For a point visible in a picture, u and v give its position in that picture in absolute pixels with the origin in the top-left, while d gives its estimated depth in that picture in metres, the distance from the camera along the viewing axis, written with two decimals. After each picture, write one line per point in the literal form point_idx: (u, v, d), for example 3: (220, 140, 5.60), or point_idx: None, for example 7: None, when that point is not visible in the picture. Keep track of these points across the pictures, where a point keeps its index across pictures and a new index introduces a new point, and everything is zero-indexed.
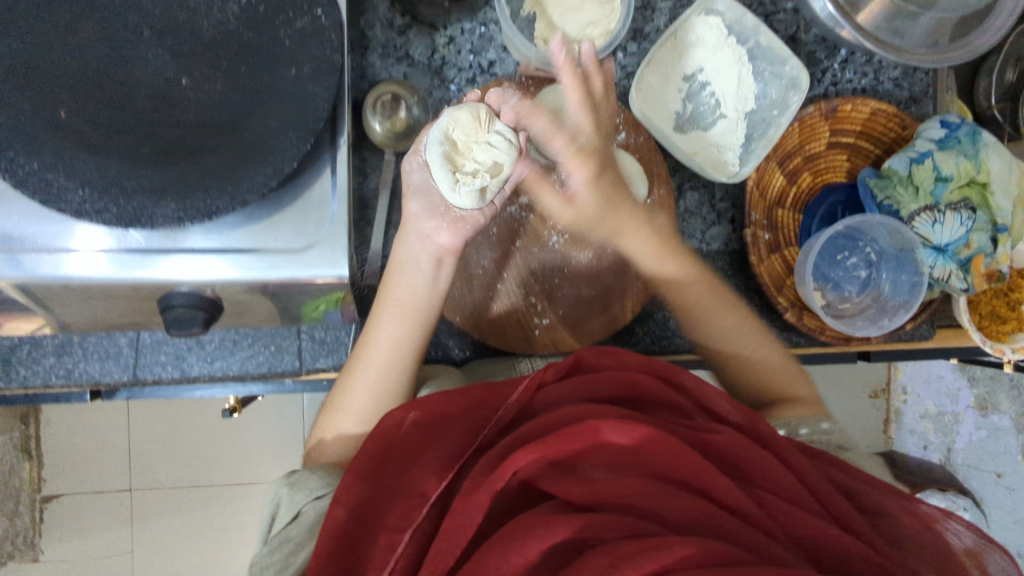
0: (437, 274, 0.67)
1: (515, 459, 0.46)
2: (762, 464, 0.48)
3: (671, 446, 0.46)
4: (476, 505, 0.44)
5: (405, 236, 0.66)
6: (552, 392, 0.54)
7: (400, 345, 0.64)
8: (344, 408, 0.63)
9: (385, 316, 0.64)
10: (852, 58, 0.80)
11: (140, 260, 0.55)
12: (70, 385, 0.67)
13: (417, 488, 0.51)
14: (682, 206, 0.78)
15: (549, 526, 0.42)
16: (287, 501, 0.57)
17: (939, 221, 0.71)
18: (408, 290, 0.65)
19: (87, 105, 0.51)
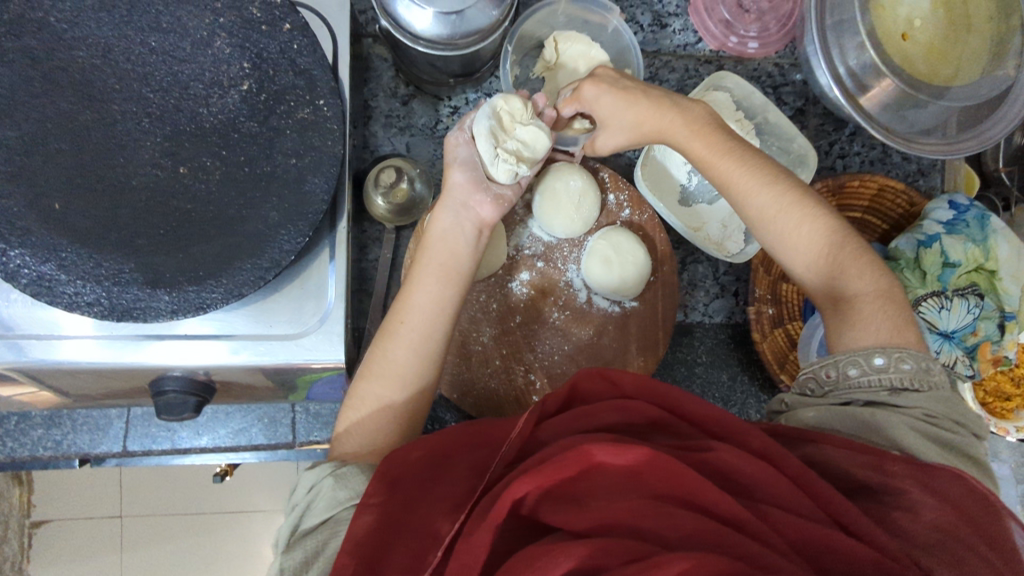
0: (478, 242, 0.60)
1: (511, 491, 0.41)
2: (770, 479, 0.42)
3: (667, 465, 0.41)
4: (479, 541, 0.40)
5: (446, 205, 0.60)
6: (554, 421, 0.48)
7: (443, 307, 0.56)
8: (382, 373, 0.55)
9: (425, 276, 0.57)
10: (860, 131, 0.80)
11: (132, 344, 0.54)
12: (58, 456, 0.65)
13: (432, 526, 0.45)
14: (686, 278, 0.77)
15: (548, 557, 0.38)
16: (327, 497, 0.49)
17: (946, 307, 0.68)
18: (448, 252, 0.58)
19: (80, 194, 0.50)
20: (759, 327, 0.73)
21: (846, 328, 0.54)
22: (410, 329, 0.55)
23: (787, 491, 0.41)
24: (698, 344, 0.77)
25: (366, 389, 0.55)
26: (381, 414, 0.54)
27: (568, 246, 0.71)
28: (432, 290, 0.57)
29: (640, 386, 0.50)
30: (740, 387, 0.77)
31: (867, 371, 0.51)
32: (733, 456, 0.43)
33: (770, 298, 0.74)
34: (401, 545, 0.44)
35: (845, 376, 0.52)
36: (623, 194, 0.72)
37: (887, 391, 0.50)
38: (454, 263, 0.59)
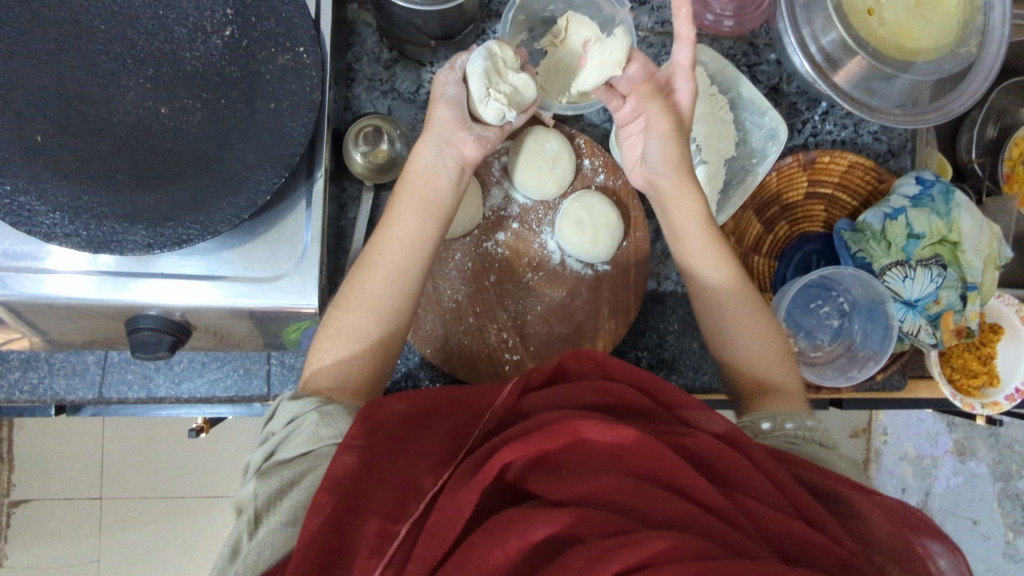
0: (460, 180, 0.62)
1: (501, 455, 0.43)
2: (744, 471, 0.45)
3: (652, 444, 0.43)
4: (463, 501, 0.42)
5: (429, 139, 0.60)
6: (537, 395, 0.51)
7: (421, 241, 0.59)
8: (358, 302, 0.58)
9: (404, 207, 0.60)
10: (832, 110, 0.82)
11: (112, 282, 0.55)
12: (33, 401, 0.66)
13: (412, 480, 0.46)
14: (659, 247, 0.79)
15: (531, 522, 0.40)
16: (309, 430, 0.50)
17: (910, 276, 0.72)
18: (426, 185, 0.61)
19: (62, 129, 0.51)
20: None
21: (779, 399, 0.62)
22: (388, 262, 0.58)
23: (761, 486, 0.44)
24: (670, 313, 0.78)
25: (341, 319, 0.58)
26: (360, 345, 0.58)
27: (543, 210, 0.72)
28: (411, 226, 0.59)
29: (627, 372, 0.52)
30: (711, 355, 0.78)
31: (802, 426, 0.59)
32: (713, 447, 0.46)
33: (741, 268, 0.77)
34: (381, 495, 0.45)
35: (782, 427, 0.59)
36: (598, 160, 0.73)
37: (817, 444, 0.57)
38: (435, 201, 0.61)
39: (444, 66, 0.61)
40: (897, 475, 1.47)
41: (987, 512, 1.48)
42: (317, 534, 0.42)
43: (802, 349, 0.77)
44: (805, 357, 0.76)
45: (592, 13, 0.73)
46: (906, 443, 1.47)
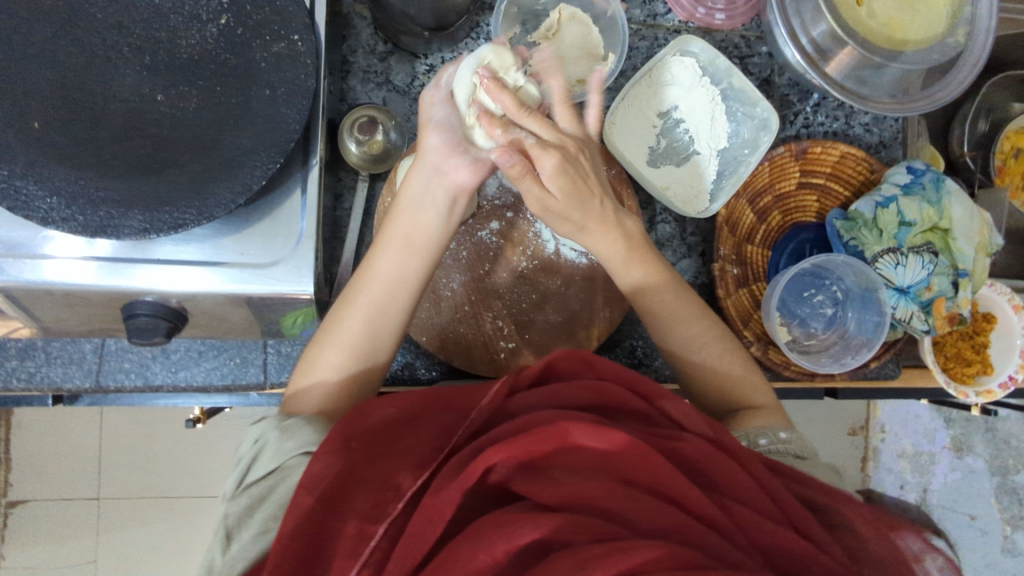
0: (451, 211, 0.62)
1: (485, 457, 0.43)
2: (735, 475, 0.45)
3: (647, 452, 0.43)
4: (448, 502, 0.42)
5: (420, 168, 0.60)
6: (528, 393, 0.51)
7: (403, 281, 0.59)
8: (337, 339, 0.58)
9: (390, 246, 0.59)
10: (823, 102, 0.82)
11: (109, 268, 0.56)
12: (30, 389, 0.66)
13: (393, 481, 0.46)
14: (653, 237, 0.79)
15: (515, 526, 0.39)
16: (274, 446, 0.52)
17: (902, 263, 0.73)
18: (419, 227, 0.60)
19: (59, 114, 0.52)
20: (723, 284, 0.76)
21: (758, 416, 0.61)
22: (369, 302, 0.58)
23: (753, 492, 0.45)
24: None
25: (321, 355, 0.57)
26: (340, 387, 0.57)
27: None
28: (396, 268, 0.59)
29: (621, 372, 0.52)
30: None
31: (776, 440, 0.58)
32: (706, 453, 0.46)
33: (735, 258, 0.77)
34: (362, 499, 0.45)
35: (758, 444, 0.58)
36: None
37: (793, 457, 0.57)
38: (421, 242, 0.60)
39: (430, 86, 0.64)
40: (895, 472, 1.50)
41: (985, 508, 1.49)
42: (293, 538, 0.42)
43: (795, 337, 0.78)
44: (798, 344, 0.77)
45: (584, 5, 0.74)
46: (903, 440, 1.50)
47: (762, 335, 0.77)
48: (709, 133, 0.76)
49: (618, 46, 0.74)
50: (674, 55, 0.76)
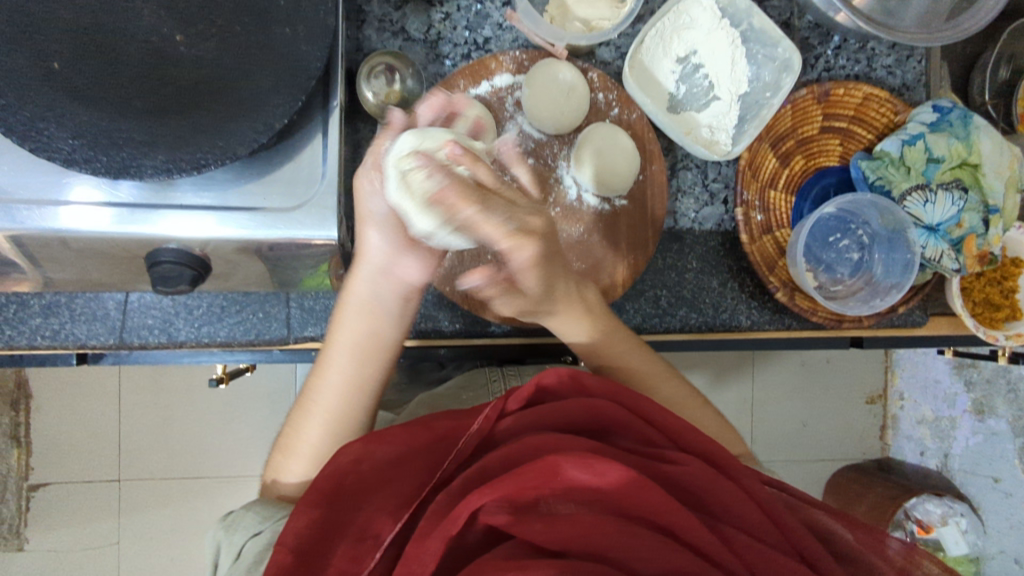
0: (403, 310, 0.66)
1: (469, 501, 0.46)
2: (719, 491, 0.51)
3: (638, 484, 0.48)
4: (429, 550, 0.45)
5: (365, 271, 0.64)
6: (514, 420, 0.56)
7: (358, 384, 0.64)
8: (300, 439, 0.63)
9: (342, 351, 0.65)
10: (845, 44, 0.81)
11: (129, 215, 0.55)
12: (55, 347, 0.66)
13: (371, 530, 0.51)
14: (675, 184, 0.78)
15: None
16: (228, 541, 0.58)
17: (931, 200, 0.72)
18: (368, 330, 0.65)
19: (76, 54, 0.51)
20: (747, 229, 0.75)
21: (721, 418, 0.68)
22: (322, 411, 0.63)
23: (735, 505, 0.51)
24: (688, 250, 0.78)
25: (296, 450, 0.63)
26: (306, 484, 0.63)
27: (558, 144, 0.72)
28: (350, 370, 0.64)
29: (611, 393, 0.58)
30: (730, 293, 0.78)
31: None
32: (691, 471, 0.52)
33: (759, 204, 0.76)
34: (342, 551, 0.50)
35: None
36: (612, 94, 0.73)
37: None
38: (373, 344, 0.65)
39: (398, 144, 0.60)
40: (915, 439, 1.54)
41: (1008, 468, 1.36)
42: None
43: (821, 283, 0.77)
44: (825, 290, 0.77)
45: None
46: (922, 406, 1.52)
47: (788, 281, 0.75)
48: (730, 78, 0.74)
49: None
50: None
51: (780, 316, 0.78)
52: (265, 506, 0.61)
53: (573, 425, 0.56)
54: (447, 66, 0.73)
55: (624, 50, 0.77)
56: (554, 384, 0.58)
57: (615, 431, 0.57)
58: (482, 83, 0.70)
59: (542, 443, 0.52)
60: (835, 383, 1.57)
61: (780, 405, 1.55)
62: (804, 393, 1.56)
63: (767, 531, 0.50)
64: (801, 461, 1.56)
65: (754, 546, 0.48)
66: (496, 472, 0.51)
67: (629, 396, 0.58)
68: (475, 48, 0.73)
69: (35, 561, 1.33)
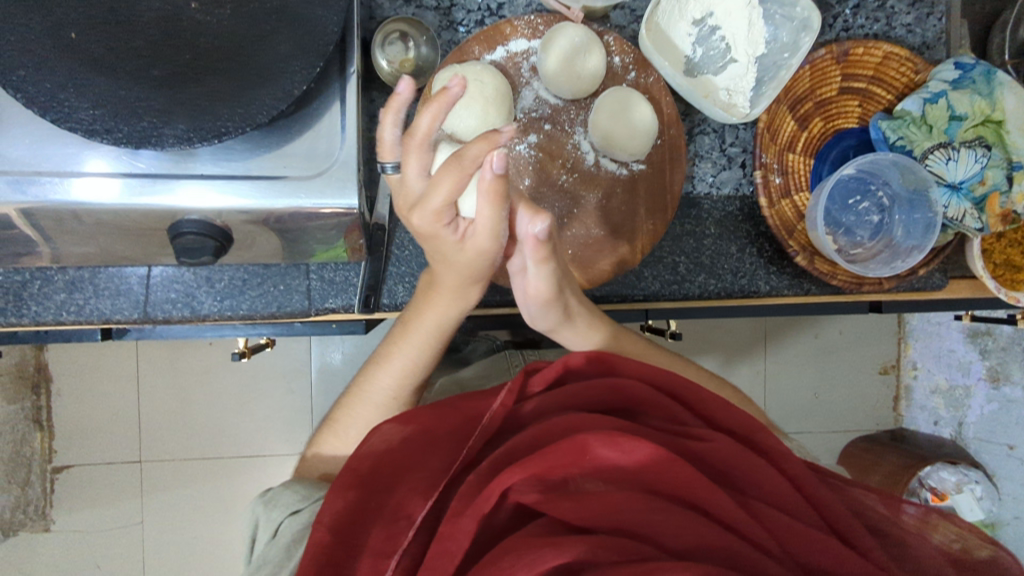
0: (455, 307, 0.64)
1: (502, 479, 0.47)
2: (749, 468, 0.51)
3: (667, 461, 0.47)
4: (463, 528, 0.45)
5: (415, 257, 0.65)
6: (538, 401, 0.56)
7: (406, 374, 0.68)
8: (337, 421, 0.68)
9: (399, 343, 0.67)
10: (864, 3, 0.79)
11: (149, 186, 0.55)
12: (81, 321, 0.67)
13: (404, 510, 0.50)
14: (693, 149, 0.78)
15: (543, 552, 0.42)
16: (267, 517, 0.62)
17: (953, 158, 0.72)
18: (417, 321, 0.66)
19: (94, 22, 0.50)
20: (766, 192, 0.74)
21: None
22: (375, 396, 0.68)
23: (765, 482, 0.51)
24: (706, 216, 0.77)
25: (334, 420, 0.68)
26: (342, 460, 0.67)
27: (575, 109, 0.71)
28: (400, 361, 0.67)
29: (636, 372, 0.58)
30: (749, 258, 0.77)
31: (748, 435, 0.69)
32: (719, 448, 0.52)
33: (777, 167, 0.75)
34: (376, 532, 0.50)
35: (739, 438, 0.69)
36: (628, 57, 0.72)
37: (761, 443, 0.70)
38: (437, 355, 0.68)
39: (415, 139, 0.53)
40: (929, 409, 1.53)
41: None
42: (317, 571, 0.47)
43: (841, 246, 0.76)
44: (845, 254, 0.76)
45: None
46: (936, 375, 1.51)
47: (807, 245, 0.75)
48: (747, 40, 0.73)
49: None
50: None
51: (801, 281, 0.78)
52: (303, 485, 0.65)
53: (600, 406, 0.56)
54: (461, 33, 0.73)
55: (639, 13, 0.76)
56: (579, 364, 0.59)
57: (642, 410, 0.57)
58: (497, 48, 0.69)
59: (569, 423, 0.52)
60: (848, 354, 1.57)
61: (793, 377, 1.55)
62: (818, 365, 1.56)
63: (797, 505, 0.50)
64: (815, 433, 1.56)
65: (786, 520, 0.47)
66: (525, 452, 0.51)
67: (655, 377, 0.58)
68: (488, 14, 0.73)
69: (62, 542, 1.34)
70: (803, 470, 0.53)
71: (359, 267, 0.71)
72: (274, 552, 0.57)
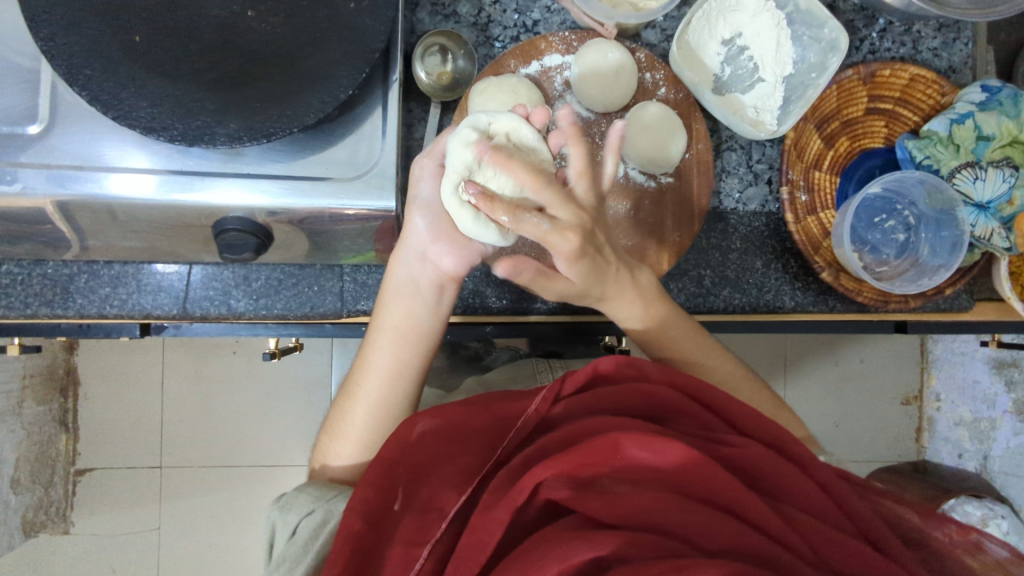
0: (438, 297, 0.70)
1: (535, 474, 0.48)
2: (781, 474, 0.51)
3: (698, 464, 0.48)
4: (496, 519, 0.47)
5: (403, 255, 0.68)
6: (568, 403, 0.58)
7: (399, 372, 0.69)
8: (357, 416, 0.68)
9: (383, 338, 0.69)
10: (890, 27, 0.81)
11: (197, 183, 0.57)
12: (123, 315, 0.70)
13: (436, 503, 0.54)
14: (720, 165, 0.79)
15: (574, 546, 0.43)
16: (280, 522, 0.62)
17: (980, 177, 0.73)
18: (405, 314, 0.69)
19: (156, 27, 0.53)
20: (793, 208, 0.74)
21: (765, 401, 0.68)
22: (371, 395, 0.68)
23: (798, 489, 0.51)
24: (732, 231, 0.78)
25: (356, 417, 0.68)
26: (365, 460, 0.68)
27: (606, 123, 0.73)
28: (389, 355, 0.68)
29: (666, 377, 0.59)
30: (774, 274, 0.78)
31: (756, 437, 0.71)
32: (751, 454, 0.52)
33: (804, 184, 0.76)
34: (409, 521, 0.53)
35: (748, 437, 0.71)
36: (659, 74, 0.75)
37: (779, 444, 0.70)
38: (411, 330, 0.69)
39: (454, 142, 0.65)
40: (952, 442, 1.49)
41: None
42: (350, 551, 0.51)
43: (867, 264, 0.77)
44: (870, 272, 0.77)
45: None
46: (960, 407, 1.47)
47: (833, 262, 0.75)
48: (775, 60, 0.75)
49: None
50: None
51: (825, 298, 0.78)
52: (316, 487, 0.65)
53: (630, 411, 0.57)
54: (497, 49, 0.76)
55: (670, 33, 0.78)
56: (608, 369, 0.59)
57: (673, 415, 0.57)
58: (532, 62, 0.72)
59: (601, 424, 0.53)
60: (870, 382, 1.55)
61: (813, 404, 1.53)
62: (838, 392, 1.54)
63: (829, 513, 0.50)
64: (835, 461, 1.54)
65: (818, 526, 0.47)
66: (556, 449, 0.53)
67: (686, 383, 0.59)
68: (524, 31, 0.75)
69: (81, 545, 1.36)
70: (834, 479, 0.52)
71: None
72: (293, 549, 0.58)
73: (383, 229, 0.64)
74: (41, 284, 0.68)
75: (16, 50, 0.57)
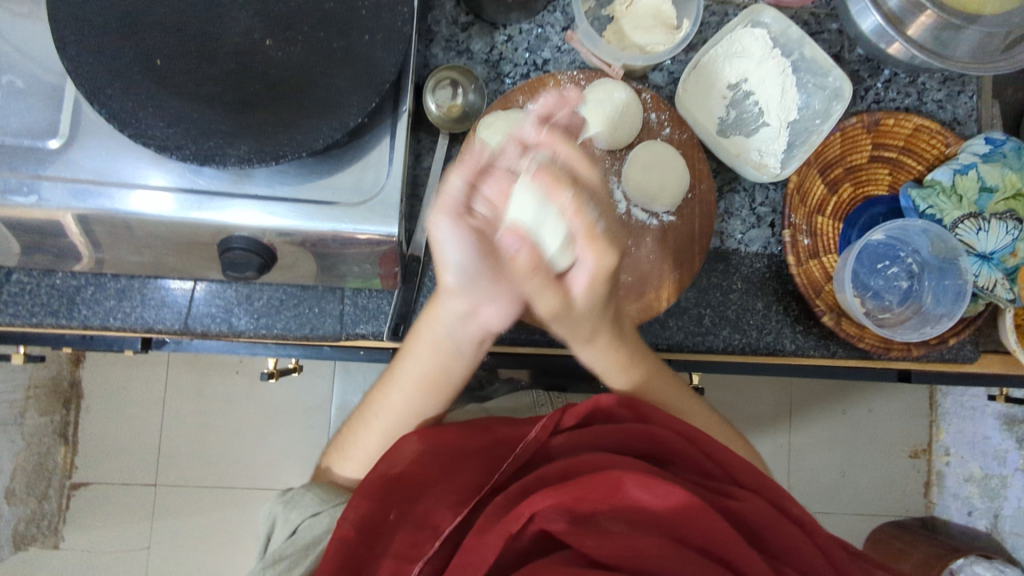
0: (478, 349, 0.71)
1: (532, 502, 0.48)
2: (781, 530, 0.51)
3: (700, 513, 0.47)
4: (490, 545, 0.47)
5: (444, 318, 0.68)
6: (565, 438, 0.58)
7: (413, 413, 0.72)
8: None
9: (400, 386, 0.72)
10: (895, 78, 0.82)
11: (205, 201, 0.59)
12: (126, 328, 0.71)
13: (430, 521, 0.55)
14: (723, 206, 0.80)
15: None
16: (283, 518, 0.64)
17: (983, 228, 0.73)
18: (436, 367, 0.71)
19: (178, 52, 0.55)
20: (794, 250, 0.74)
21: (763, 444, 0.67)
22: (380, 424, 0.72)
23: (798, 546, 0.50)
24: (733, 271, 0.78)
25: None
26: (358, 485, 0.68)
27: (611, 160, 0.75)
28: (409, 402, 0.71)
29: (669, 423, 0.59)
30: (774, 316, 0.78)
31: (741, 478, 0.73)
32: (753, 509, 0.51)
33: (806, 228, 0.76)
34: (401, 538, 0.54)
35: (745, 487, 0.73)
36: (664, 114, 0.76)
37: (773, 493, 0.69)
38: (438, 380, 0.72)
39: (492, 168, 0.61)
40: (962, 498, 1.45)
41: None
42: (340, 563, 0.50)
43: (869, 310, 0.77)
44: (873, 317, 0.76)
45: None
46: (968, 462, 1.44)
47: (834, 306, 0.75)
48: (780, 105, 0.76)
49: (692, 12, 0.75)
50: (745, 27, 0.76)
51: (827, 342, 0.77)
52: (323, 488, 0.67)
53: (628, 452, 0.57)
54: (507, 84, 0.78)
55: (678, 75, 0.80)
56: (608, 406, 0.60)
57: (673, 460, 0.57)
58: (541, 99, 0.74)
59: (600, 460, 0.53)
60: (876, 433, 1.52)
61: (818, 453, 1.50)
62: (844, 442, 1.51)
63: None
64: (839, 513, 1.50)
65: None
66: (553, 480, 0.52)
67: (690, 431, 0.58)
68: (534, 69, 0.77)
69: (70, 560, 1.34)
70: (835, 543, 0.52)
71: (392, 296, 0.74)
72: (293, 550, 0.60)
73: (386, 256, 0.65)
74: (48, 294, 0.69)
75: (47, 74, 0.60)
